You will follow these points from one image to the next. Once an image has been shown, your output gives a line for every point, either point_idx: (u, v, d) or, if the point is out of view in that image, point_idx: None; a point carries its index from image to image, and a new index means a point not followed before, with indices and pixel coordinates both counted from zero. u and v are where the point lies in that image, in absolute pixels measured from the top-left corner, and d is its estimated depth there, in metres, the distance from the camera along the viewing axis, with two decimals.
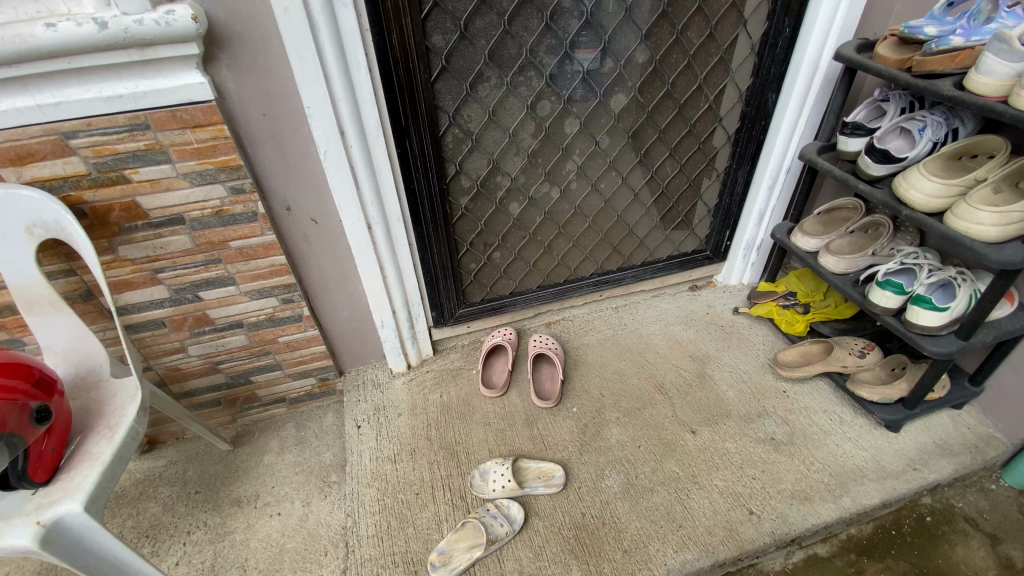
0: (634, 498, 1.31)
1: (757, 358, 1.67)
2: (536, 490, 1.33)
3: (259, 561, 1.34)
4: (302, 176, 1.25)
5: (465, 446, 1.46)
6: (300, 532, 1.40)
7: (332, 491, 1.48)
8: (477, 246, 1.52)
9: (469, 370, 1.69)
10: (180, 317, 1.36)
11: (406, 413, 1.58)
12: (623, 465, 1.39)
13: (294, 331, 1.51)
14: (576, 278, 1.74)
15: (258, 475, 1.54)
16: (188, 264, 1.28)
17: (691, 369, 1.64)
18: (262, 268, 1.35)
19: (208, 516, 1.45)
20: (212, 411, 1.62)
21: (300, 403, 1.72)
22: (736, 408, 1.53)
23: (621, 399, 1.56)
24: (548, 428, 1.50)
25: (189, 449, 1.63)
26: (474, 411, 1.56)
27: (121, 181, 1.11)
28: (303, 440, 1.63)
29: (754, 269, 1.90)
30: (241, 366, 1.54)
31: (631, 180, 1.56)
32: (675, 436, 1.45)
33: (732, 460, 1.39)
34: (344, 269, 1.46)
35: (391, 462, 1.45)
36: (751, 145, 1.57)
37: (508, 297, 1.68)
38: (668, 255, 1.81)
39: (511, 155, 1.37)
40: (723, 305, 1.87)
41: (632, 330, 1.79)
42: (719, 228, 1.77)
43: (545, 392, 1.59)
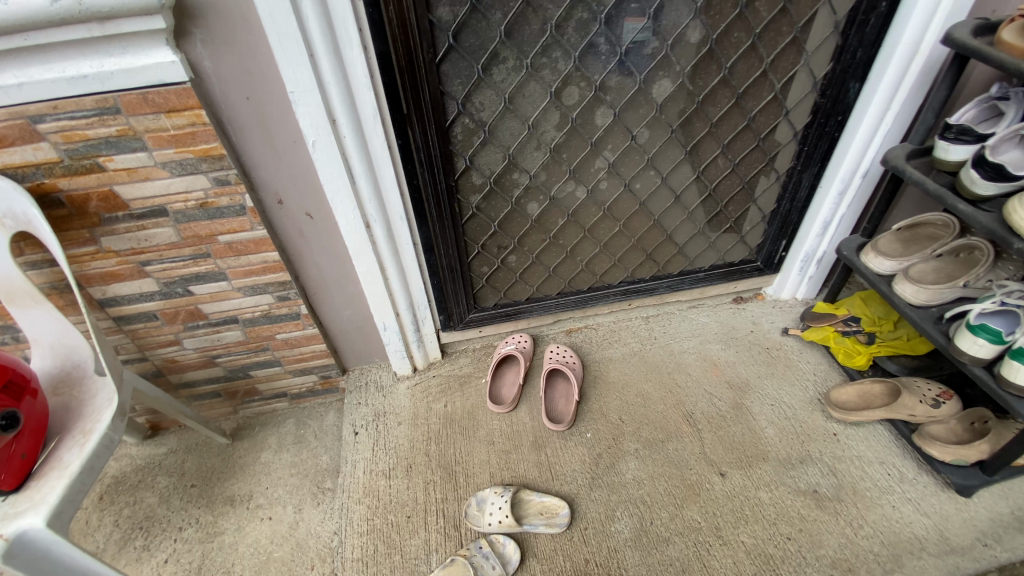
0: (645, 548, 1.17)
1: (805, 391, 1.46)
2: (536, 528, 1.20)
3: (245, 568, 1.30)
4: (293, 167, 1.12)
5: (464, 468, 1.35)
6: (289, 540, 1.34)
7: (325, 499, 1.41)
8: (490, 250, 1.36)
9: (477, 378, 1.56)
10: (172, 310, 1.29)
11: (407, 423, 1.48)
12: (636, 507, 1.24)
13: (292, 329, 1.42)
14: (602, 286, 1.54)
15: (254, 473, 1.49)
16: (177, 258, 1.19)
17: (726, 398, 1.45)
18: (254, 264, 1.25)
19: (201, 513, 1.41)
20: (212, 403, 1.57)
21: (302, 399, 1.65)
22: (775, 451, 1.33)
23: (642, 428, 1.39)
24: (557, 455, 1.36)
25: (189, 438, 1.59)
26: (478, 427, 1.45)
27: (96, 169, 1.01)
28: (301, 439, 1.56)
29: (811, 284, 1.66)
30: (238, 361, 1.47)
31: (673, 180, 1.32)
32: (701, 477, 1.28)
33: (764, 515, 1.21)
34: (344, 267, 1.34)
35: (385, 477, 1.36)
36: (821, 143, 1.32)
37: (523, 303, 1.52)
38: (711, 265, 1.58)
39: (531, 150, 1.18)
40: (770, 323, 1.65)
41: (662, 346, 1.61)
42: (774, 237, 1.53)
43: (558, 413, 1.44)
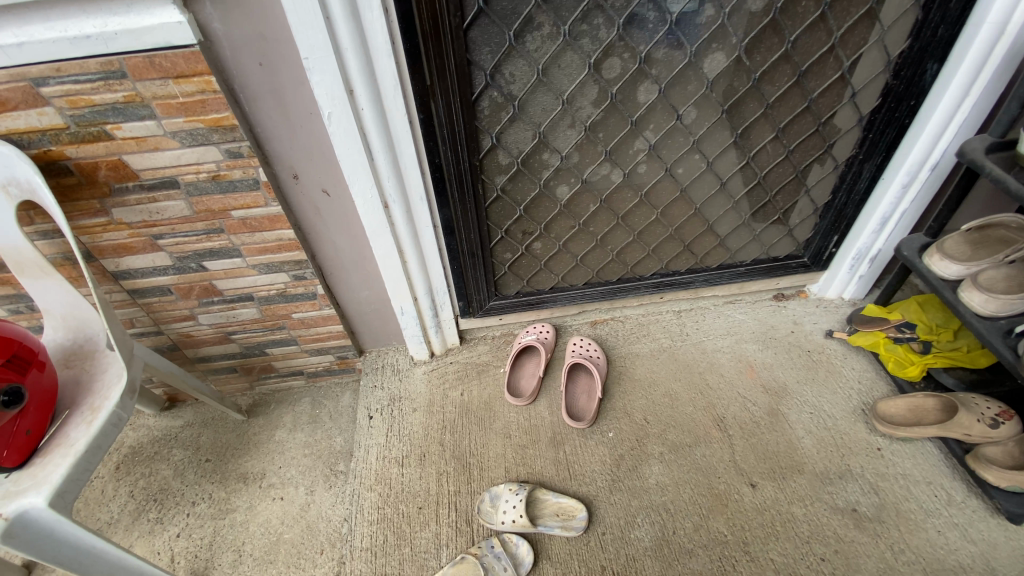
0: (667, 559, 1.10)
1: (847, 400, 1.36)
2: (551, 531, 1.14)
3: (255, 547, 1.29)
4: (309, 140, 1.05)
5: (479, 460, 1.31)
6: (300, 523, 1.32)
7: (337, 482, 1.38)
8: (514, 236, 1.27)
9: (496, 368, 1.51)
10: (186, 286, 1.26)
11: (422, 410, 1.44)
12: (659, 514, 1.17)
13: (309, 309, 1.37)
14: (632, 277, 1.43)
15: (268, 451, 1.47)
16: (189, 233, 1.15)
17: (761, 404, 1.36)
18: (268, 242, 1.19)
19: (214, 488, 1.41)
20: (228, 378, 1.55)
21: (318, 378, 1.62)
22: (812, 463, 1.24)
23: (668, 431, 1.32)
24: (576, 453, 1.30)
25: (206, 412, 1.58)
26: (495, 418, 1.39)
27: (104, 137, 0.96)
28: (316, 419, 1.54)
29: (861, 284, 1.53)
30: (254, 338, 1.44)
31: (719, 166, 1.19)
32: (729, 487, 1.21)
33: (797, 531, 1.13)
34: (361, 247, 1.27)
35: (397, 465, 1.32)
36: (889, 130, 1.18)
37: (547, 293, 1.44)
38: (753, 259, 1.46)
39: (564, 128, 1.07)
40: (812, 324, 1.55)
41: (693, 344, 1.52)
42: (826, 231, 1.40)
43: (579, 410, 1.37)
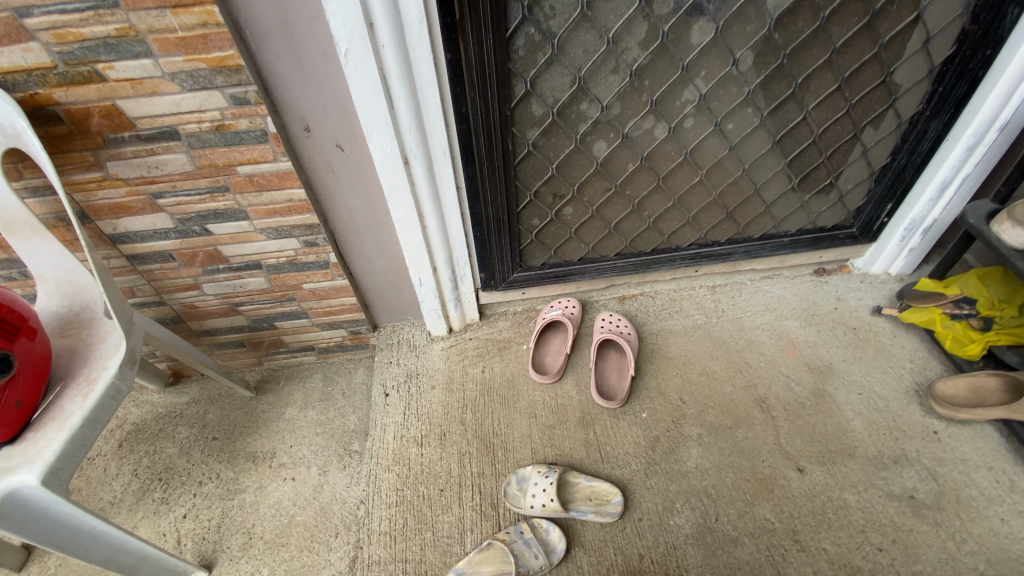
0: (710, 548, 1.02)
1: (898, 381, 1.26)
2: (584, 516, 1.06)
3: (266, 530, 1.22)
4: (323, 86, 0.94)
5: (503, 441, 1.22)
6: (313, 504, 1.25)
7: (352, 462, 1.31)
8: (544, 199, 1.16)
9: (519, 344, 1.42)
10: (189, 251, 1.17)
11: (441, 387, 1.35)
12: (700, 500, 1.09)
13: (321, 279, 1.28)
14: (667, 248, 1.33)
15: (278, 430, 1.40)
16: (192, 191, 1.05)
17: (806, 383, 1.27)
18: (277, 203, 1.09)
19: (222, 467, 1.34)
20: (235, 353, 1.47)
21: (330, 354, 1.53)
22: (864, 447, 1.15)
23: (707, 411, 1.23)
24: (608, 435, 1.21)
25: (212, 388, 1.51)
26: (519, 397, 1.31)
27: (96, 79, 0.86)
28: (328, 397, 1.46)
29: (912, 257, 1.43)
30: (262, 310, 1.35)
31: (772, 122, 1.08)
32: (775, 472, 1.12)
33: (851, 520, 1.05)
34: (378, 211, 1.17)
35: (416, 445, 1.24)
36: (961, 83, 1.07)
37: (575, 265, 1.33)
38: (798, 230, 1.35)
39: (606, 74, 0.96)
40: (856, 300, 1.44)
41: (730, 321, 1.42)
42: (880, 199, 1.29)
43: (610, 390, 1.28)
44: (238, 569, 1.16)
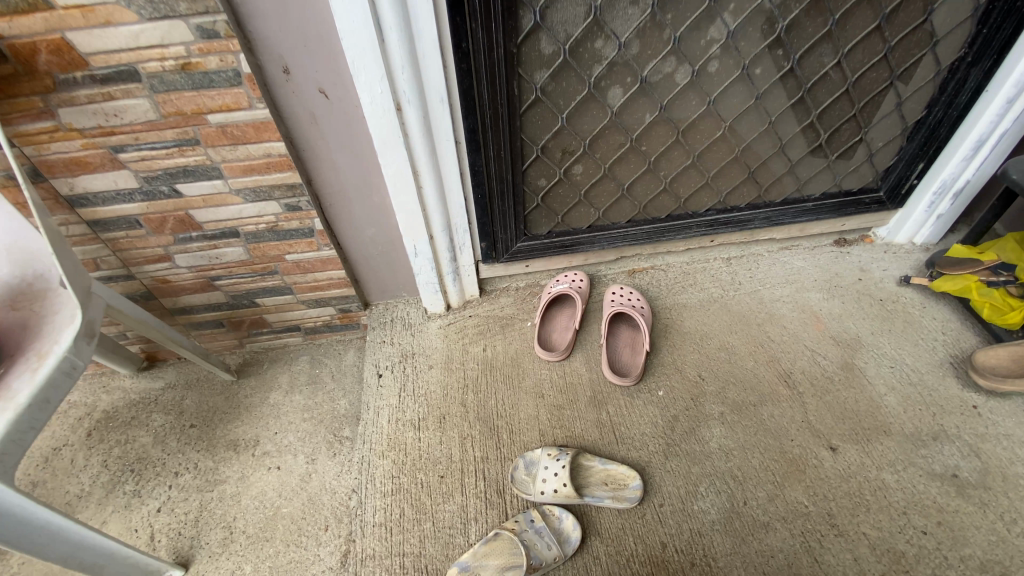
0: (739, 534, 0.93)
1: (931, 353, 1.18)
2: (601, 502, 0.97)
3: (248, 524, 1.11)
4: (303, 18, 0.82)
5: (509, 423, 1.12)
6: (300, 495, 1.14)
7: (342, 449, 1.20)
8: (552, 156, 1.06)
9: (522, 321, 1.31)
10: (157, 217, 1.05)
11: (439, 367, 1.25)
12: (725, 482, 1.00)
13: (305, 250, 1.16)
14: (683, 214, 1.23)
15: (261, 416, 1.28)
16: (157, 144, 0.93)
17: (833, 357, 1.18)
18: (255, 159, 0.98)
19: (200, 457, 1.22)
20: (214, 333, 1.35)
21: (317, 335, 1.42)
22: (900, 424, 1.06)
23: (728, 388, 1.14)
24: (622, 415, 1.11)
25: (190, 372, 1.39)
26: (524, 376, 1.21)
27: (40, 5, 0.74)
28: (316, 380, 1.34)
29: (940, 224, 1.34)
30: (242, 285, 1.23)
31: (803, 67, 0.98)
32: (806, 451, 1.03)
33: (891, 501, 0.96)
34: (367, 170, 1.05)
35: (412, 429, 1.14)
36: (1008, 24, 0.97)
37: (584, 233, 1.22)
38: (823, 194, 1.26)
39: (624, 6, 0.85)
40: (881, 271, 1.36)
41: (748, 294, 1.33)
42: (911, 158, 1.20)
43: (623, 366, 1.18)
44: (218, 567, 1.05)
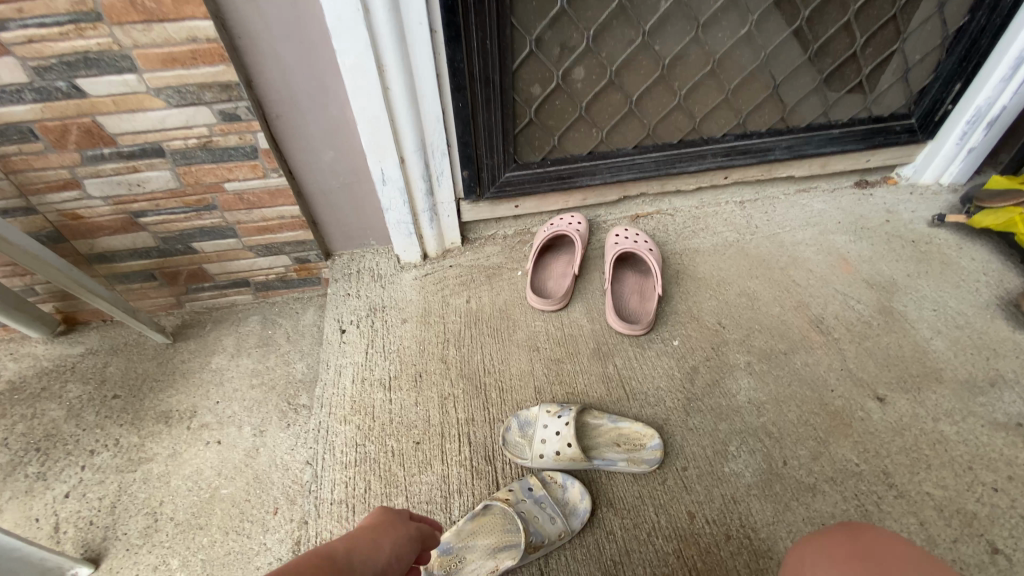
0: (780, 500, 0.77)
1: (975, 295, 1.04)
2: (613, 466, 0.79)
3: (178, 510, 0.90)
4: None
5: (499, 380, 0.94)
6: (244, 473, 0.93)
7: (298, 419, 1.00)
8: (549, 53, 0.89)
9: (511, 270, 1.13)
10: (56, 126, 0.84)
11: (414, 321, 1.05)
12: (759, 440, 0.84)
13: (249, 176, 0.96)
14: (696, 140, 1.07)
15: (200, 383, 1.07)
16: (47, 19, 0.72)
17: (868, 300, 1.03)
18: (178, 46, 0.77)
19: (123, 432, 1.01)
20: (145, 288, 1.14)
21: (270, 293, 1.21)
22: (952, 370, 0.92)
23: (753, 336, 0.98)
24: (632, 368, 0.94)
25: (117, 336, 1.17)
26: (515, 328, 1.03)
27: None
28: (268, 341, 1.14)
29: (971, 159, 1.20)
30: (173, 224, 1.02)
31: None
32: (849, 403, 0.88)
33: (954, 456, 0.81)
34: (322, 69, 0.86)
35: (382, 389, 0.94)
36: None
37: (584, 161, 1.05)
38: (850, 119, 1.11)
39: None
40: (910, 213, 1.22)
41: (766, 238, 1.18)
42: (949, 76, 1.06)
43: (631, 314, 1.02)
44: (137, 562, 0.84)
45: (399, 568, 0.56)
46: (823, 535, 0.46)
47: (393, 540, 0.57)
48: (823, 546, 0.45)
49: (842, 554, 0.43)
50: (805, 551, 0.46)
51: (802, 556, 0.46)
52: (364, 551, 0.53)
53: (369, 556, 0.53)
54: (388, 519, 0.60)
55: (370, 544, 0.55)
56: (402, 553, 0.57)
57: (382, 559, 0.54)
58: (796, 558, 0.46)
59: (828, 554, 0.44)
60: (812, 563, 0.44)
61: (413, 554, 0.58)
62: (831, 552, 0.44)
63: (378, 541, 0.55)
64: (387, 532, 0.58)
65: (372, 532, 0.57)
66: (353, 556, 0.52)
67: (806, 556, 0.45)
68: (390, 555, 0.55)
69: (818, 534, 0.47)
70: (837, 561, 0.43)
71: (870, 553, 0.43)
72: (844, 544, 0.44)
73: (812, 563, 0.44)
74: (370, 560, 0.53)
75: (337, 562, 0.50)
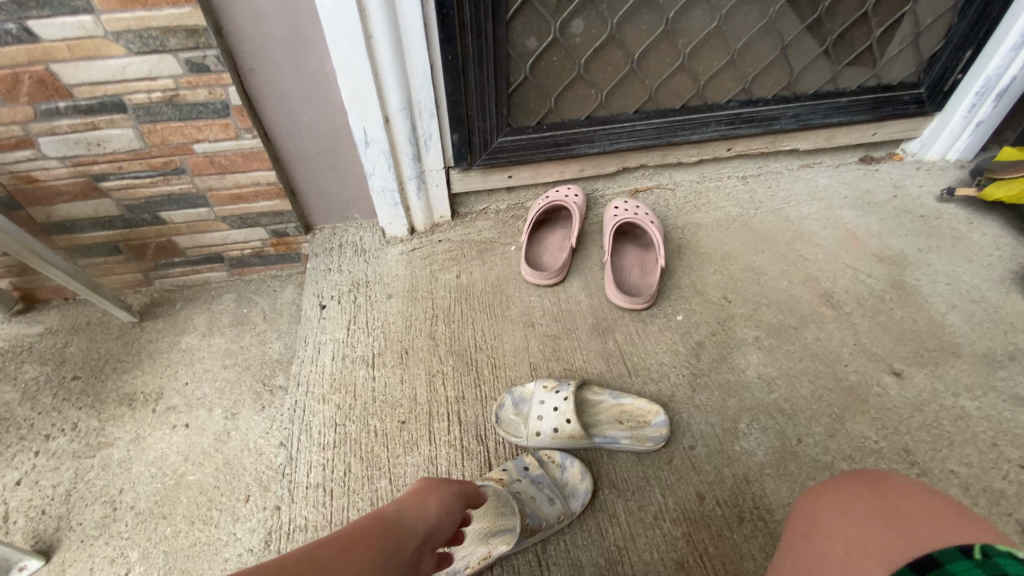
0: (795, 479, 0.71)
1: (989, 270, 0.99)
2: (616, 443, 0.74)
3: (139, 498, 0.82)
4: None
5: (491, 356, 0.88)
6: (214, 458, 0.86)
7: (274, 400, 0.93)
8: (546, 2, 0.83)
9: (504, 245, 1.07)
10: (6, 74, 0.75)
11: (400, 297, 0.98)
12: (771, 417, 0.78)
13: (220, 136, 0.88)
14: (700, 106, 1.01)
15: (168, 363, 0.99)
16: None
17: (879, 275, 0.99)
18: None
19: (83, 415, 0.92)
20: (110, 262, 1.06)
21: (246, 269, 1.13)
22: (969, 345, 0.87)
23: (761, 310, 0.93)
24: (634, 343, 0.88)
25: (79, 315, 1.08)
26: (509, 303, 0.96)
27: None
28: (243, 320, 1.06)
29: (979, 134, 1.15)
30: (139, 190, 0.94)
31: None
32: (864, 378, 0.82)
33: (977, 432, 0.76)
34: (298, 15, 0.78)
35: (365, 367, 0.87)
36: None
37: (581, 126, 0.99)
38: (857, 87, 1.07)
39: None
40: (917, 187, 1.17)
41: (771, 213, 1.12)
42: (960, 41, 1.00)
43: (632, 288, 0.96)
44: (92, 556, 0.76)
45: (450, 525, 0.53)
46: (835, 486, 0.40)
47: (440, 498, 0.54)
48: (835, 500, 0.38)
49: (858, 509, 0.37)
50: (816, 504, 0.40)
51: (812, 512, 0.40)
52: (410, 510, 0.51)
53: (416, 517, 0.50)
54: (427, 478, 0.56)
55: (415, 503, 0.52)
56: (451, 509, 0.54)
57: (429, 518, 0.51)
58: (805, 511, 0.40)
59: (840, 509, 0.38)
60: (824, 521, 0.38)
61: (462, 509, 0.55)
62: (844, 506, 0.37)
63: (424, 500, 0.52)
64: (432, 490, 0.55)
65: (416, 491, 0.54)
66: (401, 517, 0.50)
67: (817, 511, 0.39)
68: (438, 513, 0.52)
69: (831, 485, 0.40)
70: (851, 517, 0.36)
71: (890, 504, 0.36)
72: (861, 497, 0.38)
73: (824, 520, 0.38)
74: (418, 521, 0.50)
75: (385, 526, 0.47)
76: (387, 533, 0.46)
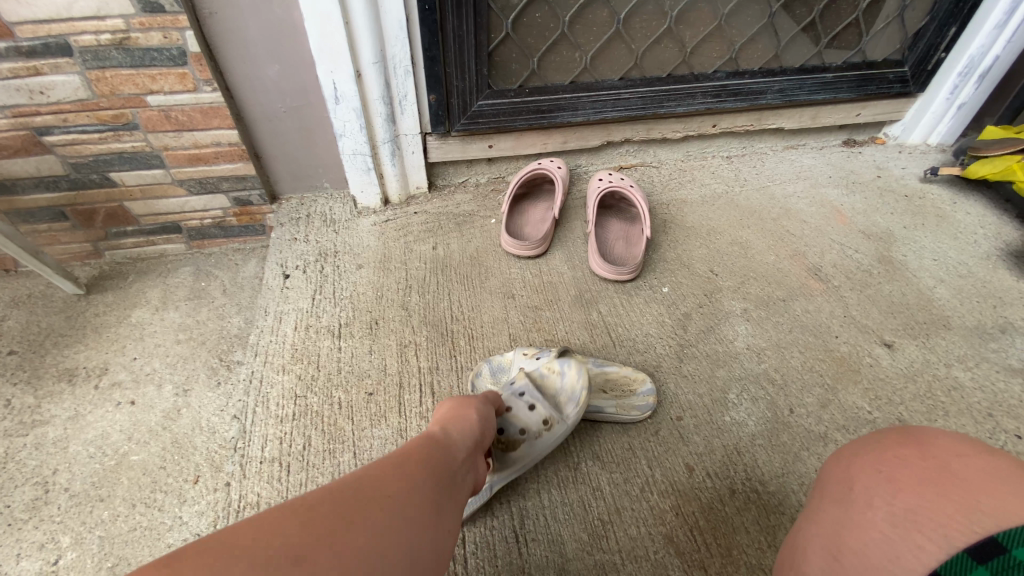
0: (788, 450, 0.67)
1: (975, 246, 0.98)
2: (599, 412, 0.68)
3: (74, 480, 0.74)
4: None
5: (468, 327, 0.82)
6: (161, 437, 0.78)
7: (230, 376, 0.85)
8: None
9: (483, 218, 1.01)
10: None
11: (371, 267, 0.92)
12: (762, 387, 0.74)
13: (177, 88, 0.81)
14: (686, 76, 0.99)
15: (116, 338, 0.91)
16: None
17: (866, 251, 0.96)
18: None
19: (17, 392, 0.84)
20: (55, 230, 0.97)
21: (206, 241, 1.05)
22: (959, 317, 0.85)
23: (748, 283, 0.90)
24: (618, 315, 0.84)
25: (20, 288, 0.99)
26: (488, 275, 0.91)
27: None
28: (201, 293, 0.98)
29: (960, 117, 1.15)
30: (86, 147, 0.86)
31: None
32: (856, 349, 0.79)
33: (971, 403, 0.73)
34: None
35: (331, 337, 0.81)
36: None
37: (564, 92, 0.95)
38: (844, 63, 1.05)
39: None
40: (900, 169, 1.16)
41: (757, 190, 1.10)
42: (944, 17, 1.00)
43: (617, 259, 0.92)
44: (19, 540, 0.68)
45: (489, 428, 0.53)
46: (874, 446, 0.34)
47: (475, 408, 0.53)
48: (875, 462, 0.33)
49: (908, 475, 0.31)
50: (851, 467, 0.34)
51: (847, 472, 0.34)
52: (456, 424, 0.49)
53: (464, 430, 0.48)
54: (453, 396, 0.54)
55: (456, 416, 0.50)
56: (487, 412, 0.53)
57: (476, 427, 0.49)
58: (837, 473, 0.35)
59: (882, 472, 0.32)
60: (864, 485, 0.32)
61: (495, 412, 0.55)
62: (889, 471, 0.32)
63: (463, 412, 0.51)
64: (466, 403, 0.53)
65: (450, 408, 0.52)
66: (450, 431, 0.48)
67: (853, 474, 0.34)
68: (480, 419, 0.51)
69: (876, 444, 0.34)
70: (897, 483, 0.31)
71: (945, 468, 0.30)
72: (909, 459, 0.32)
73: (862, 484, 0.32)
74: (465, 431, 0.48)
75: (443, 445, 0.45)
76: (447, 451, 0.44)
